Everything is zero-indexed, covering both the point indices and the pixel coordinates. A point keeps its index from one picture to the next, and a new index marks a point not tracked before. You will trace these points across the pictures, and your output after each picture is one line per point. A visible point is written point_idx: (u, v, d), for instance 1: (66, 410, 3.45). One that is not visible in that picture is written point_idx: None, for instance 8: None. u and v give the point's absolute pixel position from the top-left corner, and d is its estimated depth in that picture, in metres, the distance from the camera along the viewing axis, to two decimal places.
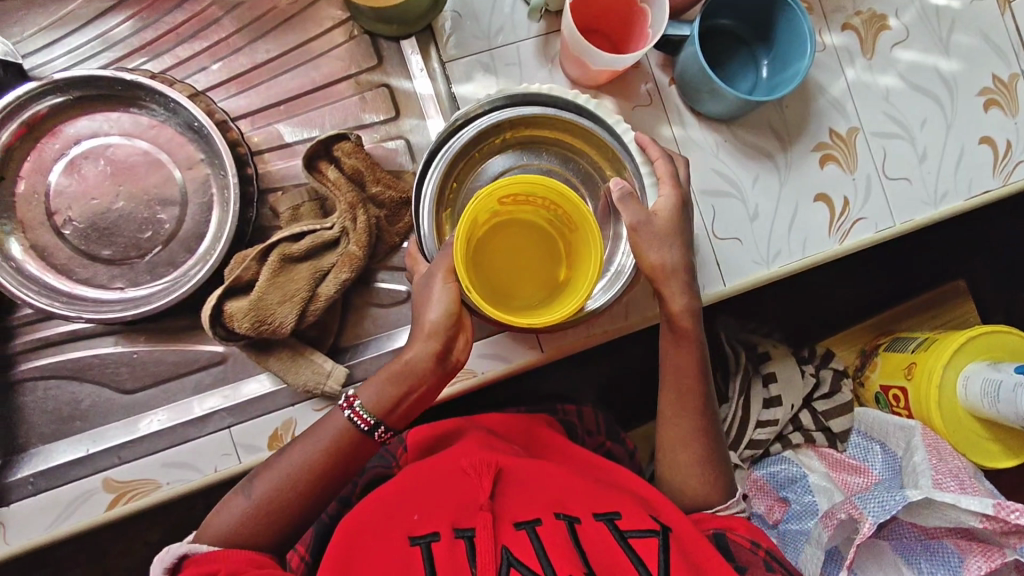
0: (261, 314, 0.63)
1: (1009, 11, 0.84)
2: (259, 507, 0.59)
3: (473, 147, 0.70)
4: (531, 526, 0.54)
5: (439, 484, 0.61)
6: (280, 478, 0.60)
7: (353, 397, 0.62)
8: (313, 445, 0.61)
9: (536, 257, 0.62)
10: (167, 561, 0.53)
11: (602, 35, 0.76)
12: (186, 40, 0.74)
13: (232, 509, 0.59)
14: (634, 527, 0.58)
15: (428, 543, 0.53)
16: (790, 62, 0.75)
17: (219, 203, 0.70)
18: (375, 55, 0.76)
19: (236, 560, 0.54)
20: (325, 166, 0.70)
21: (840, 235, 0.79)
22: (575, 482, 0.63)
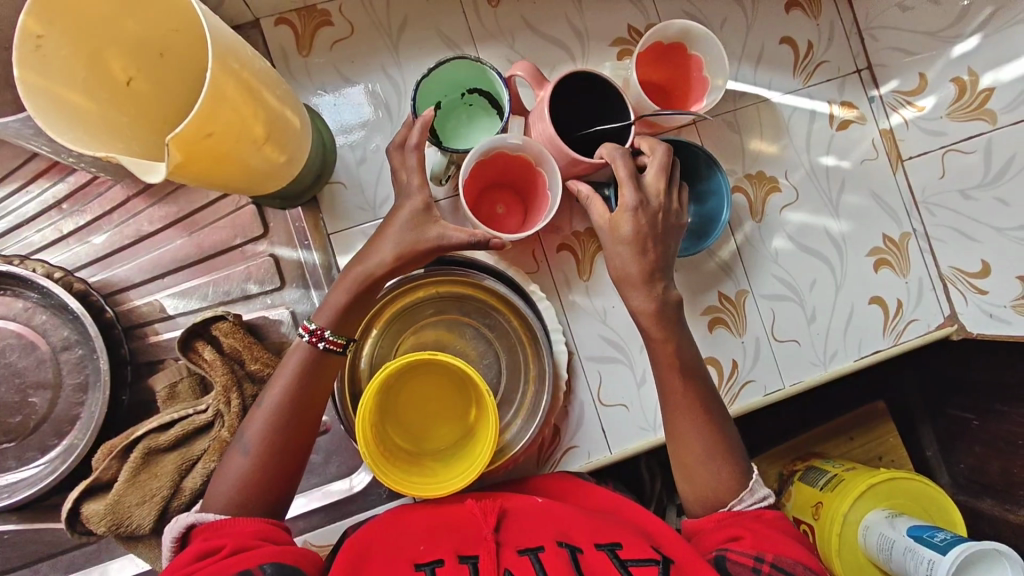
0: (118, 517, 0.63)
1: (901, 169, 0.84)
2: (257, 461, 0.58)
3: (406, 295, 0.74)
4: (534, 553, 0.53)
5: (442, 524, 0.60)
6: (263, 422, 0.59)
7: (320, 330, 0.61)
8: (284, 380, 0.60)
9: (450, 405, 0.70)
10: (177, 532, 0.54)
11: (507, 189, 0.74)
12: (72, 213, 0.75)
13: (232, 471, 0.58)
14: (634, 556, 0.55)
15: (431, 568, 0.52)
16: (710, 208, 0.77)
17: (92, 385, 0.70)
18: (262, 224, 0.76)
19: (247, 530, 0.54)
20: (201, 347, 0.70)
21: (728, 399, 0.79)
22: (581, 518, 0.62)
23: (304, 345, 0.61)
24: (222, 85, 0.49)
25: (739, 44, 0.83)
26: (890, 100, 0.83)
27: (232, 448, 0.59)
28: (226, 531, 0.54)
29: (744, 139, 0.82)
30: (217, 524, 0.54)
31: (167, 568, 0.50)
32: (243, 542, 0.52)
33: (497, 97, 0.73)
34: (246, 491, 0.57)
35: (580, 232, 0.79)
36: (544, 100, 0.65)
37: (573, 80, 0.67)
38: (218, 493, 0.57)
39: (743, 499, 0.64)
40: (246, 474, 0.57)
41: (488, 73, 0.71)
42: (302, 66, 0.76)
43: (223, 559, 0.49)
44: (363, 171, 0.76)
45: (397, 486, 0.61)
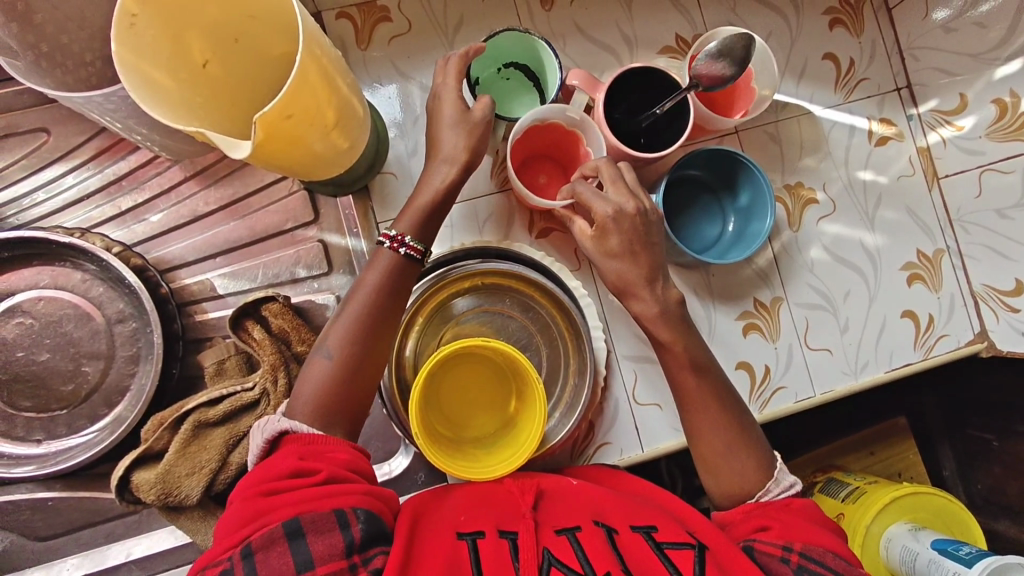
0: (166, 487, 0.64)
1: (937, 187, 0.85)
2: (343, 363, 0.59)
3: (449, 287, 0.75)
4: (572, 533, 0.53)
5: (481, 498, 0.61)
6: (347, 331, 0.61)
7: (401, 236, 0.64)
8: (370, 290, 0.62)
9: (492, 390, 0.72)
10: (268, 434, 0.55)
11: (556, 163, 0.77)
12: (130, 191, 0.77)
13: (318, 373, 0.59)
14: (670, 539, 0.56)
15: (473, 539, 0.53)
16: (753, 219, 0.78)
17: (144, 358, 0.71)
18: (313, 211, 0.78)
19: (338, 457, 0.55)
20: (251, 326, 0.72)
21: (760, 403, 0.81)
22: (616, 501, 0.62)
23: (386, 252, 0.63)
24: (308, 70, 0.51)
25: (783, 57, 0.85)
26: (928, 118, 0.85)
27: (314, 353, 0.60)
28: (319, 447, 0.55)
29: (784, 152, 0.84)
30: (308, 439, 0.55)
31: (261, 472, 0.52)
32: (337, 472, 0.53)
33: (536, 70, 0.76)
34: (329, 401, 0.58)
35: None
36: (599, 103, 0.70)
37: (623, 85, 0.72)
38: (304, 391, 0.58)
39: (769, 490, 0.64)
40: (331, 383, 0.59)
41: (532, 46, 0.74)
42: (360, 59, 0.79)
43: (317, 486, 0.51)
44: (414, 163, 0.79)
45: (444, 468, 0.62)
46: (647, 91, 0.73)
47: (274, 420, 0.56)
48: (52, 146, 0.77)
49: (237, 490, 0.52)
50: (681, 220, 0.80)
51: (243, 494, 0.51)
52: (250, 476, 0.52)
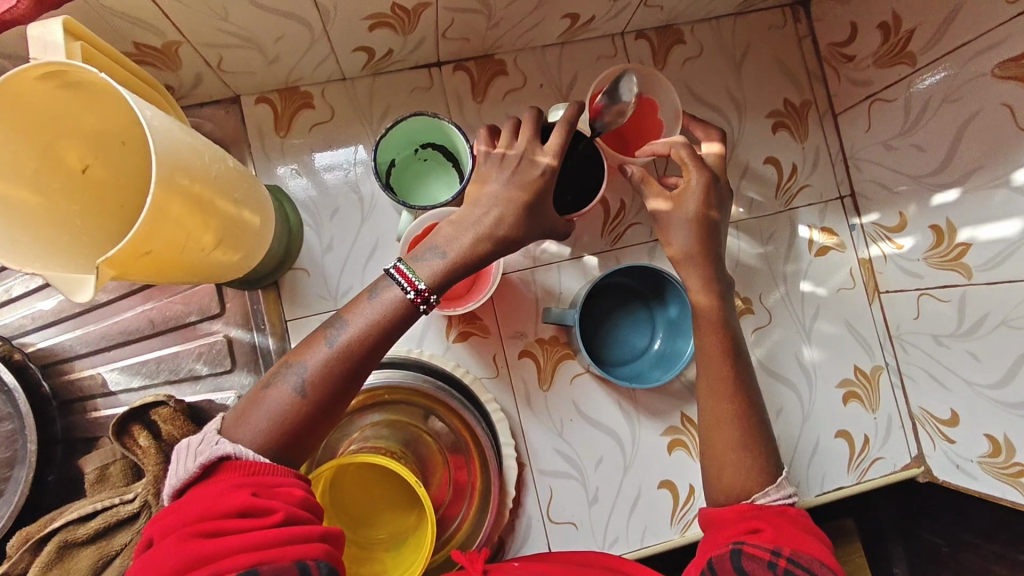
0: None
1: (877, 301, 0.83)
2: (309, 394, 0.51)
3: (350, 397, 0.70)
4: None
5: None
6: (327, 358, 0.53)
7: (425, 293, 0.56)
8: (357, 325, 0.54)
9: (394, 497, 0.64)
10: (205, 458, 0.46)
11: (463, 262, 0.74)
12: (22, 277, 0.73)
13: (278, 398, 0.51)
14: None
15: None
16: (678, 338, 0.74)
17: (18, 463, 0.66)
18: (218, 303, 0.74)
19: (293, 494, 0.46)
20: (136, 432, 0.68)
21: (681, 525, 0.77)
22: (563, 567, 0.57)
23: (402, 297, 0.56)
24: (166, 205, 0.46)
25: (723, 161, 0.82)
26: (870, 231, 0.82)
27: (281, 377, 0.52)
28: (269, 483, 0.46)
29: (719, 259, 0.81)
30: (255, 469, 0.47)
31: (203, 507, 0.42)
32: (295, 513, 0.44)
33: (451, 149, 0.76)
34: (279, 428, 0.50)
35: (545, 339, 0.76)
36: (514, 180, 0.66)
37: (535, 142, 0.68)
38: (253, 416, 0.50)
39: (767, 492, 0.58)
40: (290, 410, 0.51)
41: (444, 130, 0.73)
42: (278, 145, 0.75)
43: (274, 532, 0.42)
44: (328, 260, 0.75)
45: None
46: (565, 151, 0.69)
47: (215, 441, 0.48)
48: None
49: (169, 525, 0.42)
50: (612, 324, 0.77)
51: (177, 531, 0.42)
52: (190, 507, 0.43)
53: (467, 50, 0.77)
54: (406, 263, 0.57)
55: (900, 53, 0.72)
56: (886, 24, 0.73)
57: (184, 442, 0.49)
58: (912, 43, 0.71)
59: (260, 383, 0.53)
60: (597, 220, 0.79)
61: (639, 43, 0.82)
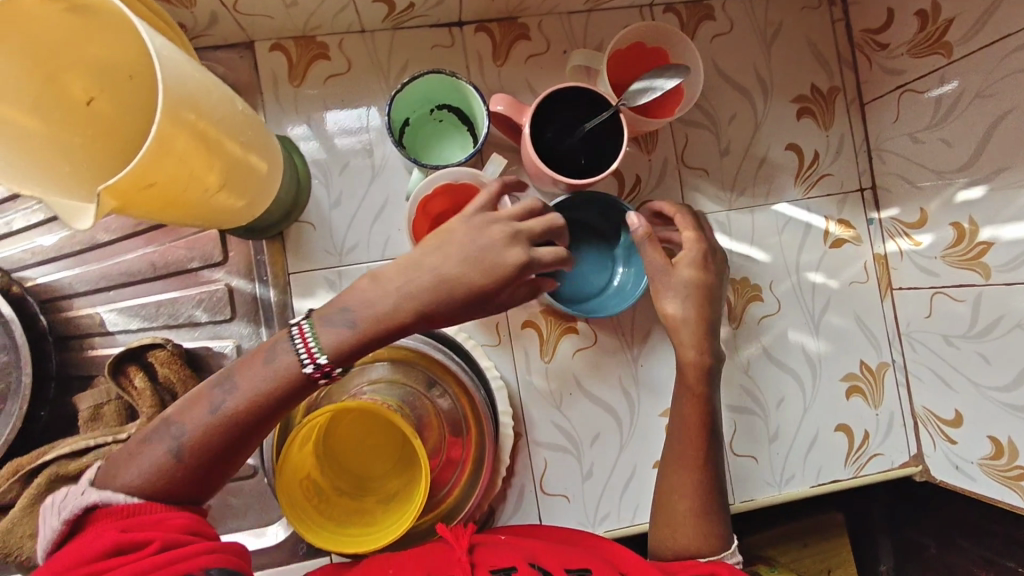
0: (6, 548, 0.59)
1: (889, 298, 0.81)
2: (186, 453, 0.48)
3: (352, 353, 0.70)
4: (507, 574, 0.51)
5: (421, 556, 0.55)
6: (207, 419, 0.48)
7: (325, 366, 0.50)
8: (241, 389, 0.49)
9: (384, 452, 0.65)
10: (69, 512, 0.44)
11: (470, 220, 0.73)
12: (25, 210, 0.72)
13: (151, 455, 0.48)
14: None
15: None
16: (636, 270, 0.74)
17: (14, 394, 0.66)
18: (222, 252, 0.73)
19: (173, 522, 0.45)
20: (133, 372, 0.67)
21: None
22: (549, 548, 0.59)
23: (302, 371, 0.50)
24: (171, 138, 0.45)
25: (744, 143, 0.81)
26: (888, 225, 0.81)
27: (156, 432, 0.49)
28: (142, 521, 0.44)
29: (732, 243, 0.80)
30: (130, 511, 0.45)
31: (69, 556, 0.41)
32: (172, 539, 0.43)
33: (468, 113, 0.75)
34: (150, 477, 0.47)
35: (549, 311, 0.76)
36: (525, 137, 0.65)
37: (563, 96, 0.66)
38: (126, 471, 0.47)
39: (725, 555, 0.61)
40: (159, 474, 0.47)
41: (462, 90, 0.72)
42: (291, 96, 0.74)
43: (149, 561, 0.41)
44: (336, 215, 0.74)
45: (318, 534, 0.56)
46: (576, 115, 0.67)
47: (81, 492, 0.46)
48: None
49: None
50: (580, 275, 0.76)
51: None
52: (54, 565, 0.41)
53: (491, 10, 0.74)
54: (309, 322, 0.51)
55: (936, 43, 0.70)
56: (924, 11, 0.71)
57: (56, 492, 0.47)
58: (949, 34, 0.68)
59: (142, 433, 0.49)
60: (612, 192, 0.78)
61: (668, 15, 0.80)
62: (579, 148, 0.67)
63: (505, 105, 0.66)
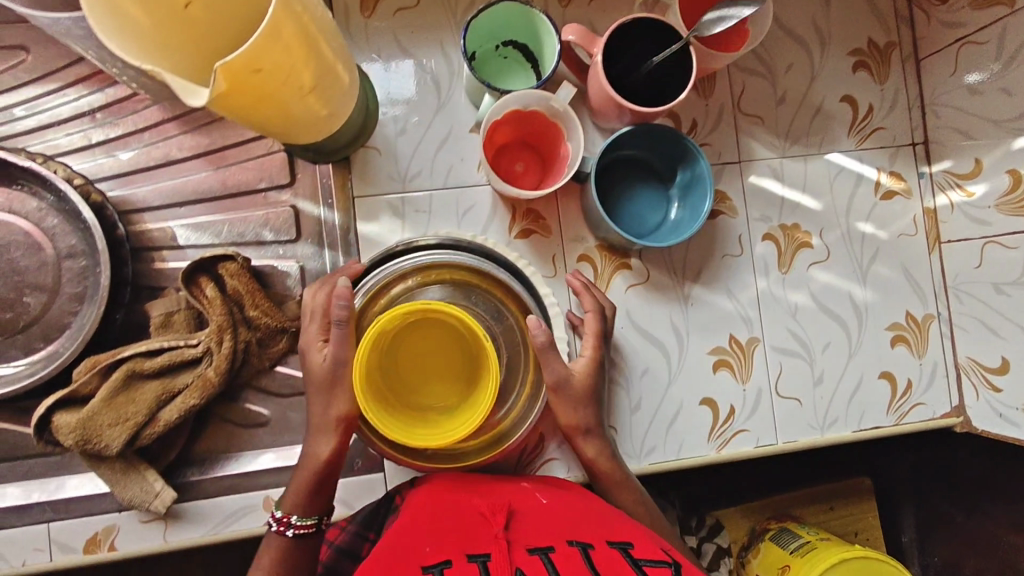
0: (87, 433, 0.63)
1: (937, 251, 0.83)
2: (324, 462, 0.62)
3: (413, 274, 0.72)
4: (546, 553, 0.46)
5: (458, 522, 0.54)
6: (326, 431, 0.62)
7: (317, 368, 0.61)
8: (323, 393, 0.62)
9: (442, 368, 0.65)
10: None
11: (533, 153, 0.75)
12: (103, 125, 0.74)
13: (299, 486, 0.62)
14: (648, 558, 0.49)
15: (438, 570, 0.45)
16: (692, 203, 0.75)
17: (90, 297, 0.69)
18: (289, 174, 0.75)
19: None
20: (204, 282, 0.69)
21: (718, 442, 0.78)
22: (587, 527, 0.54)
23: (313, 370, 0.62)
24: (280, 28, 0.47)
25: (801, 93, 0.82)
26: (939, 178, 0.82)
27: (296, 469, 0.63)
28: None
29: (785, 189, 0.81)
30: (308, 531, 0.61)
31: None
32: None
33: (534, 49, 0.76)
34: (303, 492, 0.62)
35: (603, 246, 0.78)
36: (598, 66, 0.67)
37: (634, 30, 0.68)
38: (298, 494, 0.62)
39: None
40: (317, 494, 0.62)
41: (530, 24, 0.73)
42: (362, 26, 0.76)
43: None
44: (401, 143, 0.75)
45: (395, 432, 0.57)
46: (646, 49, 0.69)
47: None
48: (29, 65, 0.74)
49: None
50: (614, 204, 0.76)
51: None
52: None
53: None
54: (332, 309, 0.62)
55: None
56: None
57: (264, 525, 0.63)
58: None
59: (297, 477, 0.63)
60: None
61: None
62: (644, 85, 0.69)
63: (580, 34, 0.68)
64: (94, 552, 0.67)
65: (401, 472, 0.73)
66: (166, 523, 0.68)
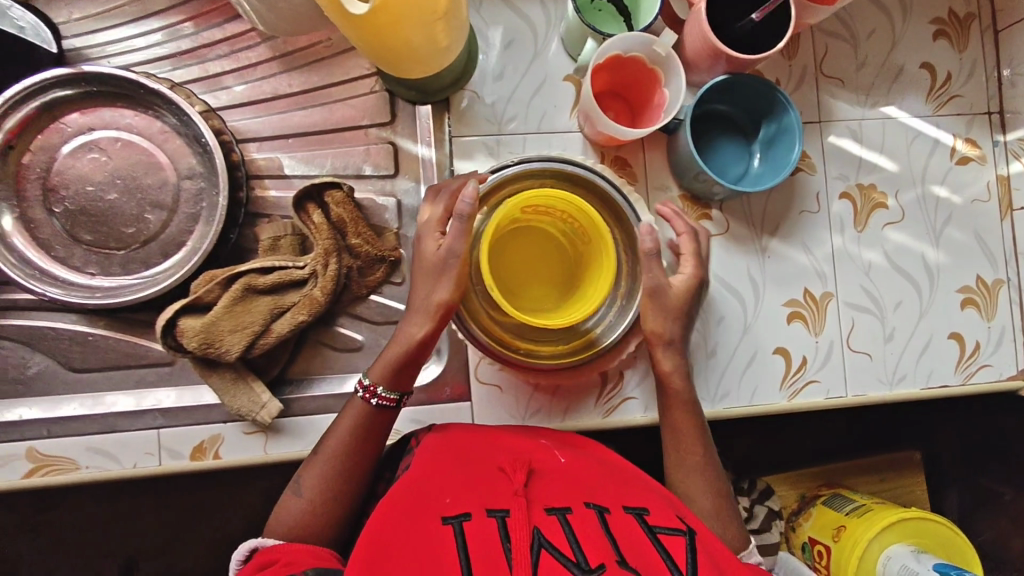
0: (209, 338, 0.67)
1: (1009, 218, 0.85)
2: (415, 340, 0.65)
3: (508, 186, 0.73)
4: (563, 514, 0.50)
5: (481, 469, 0.56)
6: (425, 311, 0.65)
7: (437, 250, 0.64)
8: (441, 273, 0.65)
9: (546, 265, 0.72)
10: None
11: (624, 102, 0.78)
12: (219, 58, 0.78)
13: (391, 356, 0.65)
14: (662, 524, 0.53)
15: (462, 523, 0.49)
16: (778, 155, 0.78)
17: (205, 217, 0.73)
18: (390, 113, 0.79)
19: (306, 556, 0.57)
20: (312, 209, 0.73)
21: (790, 391, 0.80)
22: (602, 481, 0.58)
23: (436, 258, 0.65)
24: None
25: (881, 58, 0.84)
26: (1014, 147, 0.84)
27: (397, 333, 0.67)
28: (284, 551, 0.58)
29: (862, 151, 0.84)
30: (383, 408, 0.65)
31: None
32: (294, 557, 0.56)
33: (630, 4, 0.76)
34: (391, 367, 0.65)
35: (686, 196, 0.80)
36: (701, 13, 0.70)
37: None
38: (388, 359, 0.66)
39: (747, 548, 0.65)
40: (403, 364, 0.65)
41: None
42: None
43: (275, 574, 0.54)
44: (498, 87, 0.79)
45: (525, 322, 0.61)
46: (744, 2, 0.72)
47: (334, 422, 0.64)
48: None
49: None
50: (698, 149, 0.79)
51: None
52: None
53: None
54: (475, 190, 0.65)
55: None
56: None
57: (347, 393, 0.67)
58: None
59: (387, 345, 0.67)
60: None
61: None
62: (738, 38, 0.73)
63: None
64: (200, 459, 0.70)
65: (487, 402, 0.76)
66: (266, 436, 0.71)
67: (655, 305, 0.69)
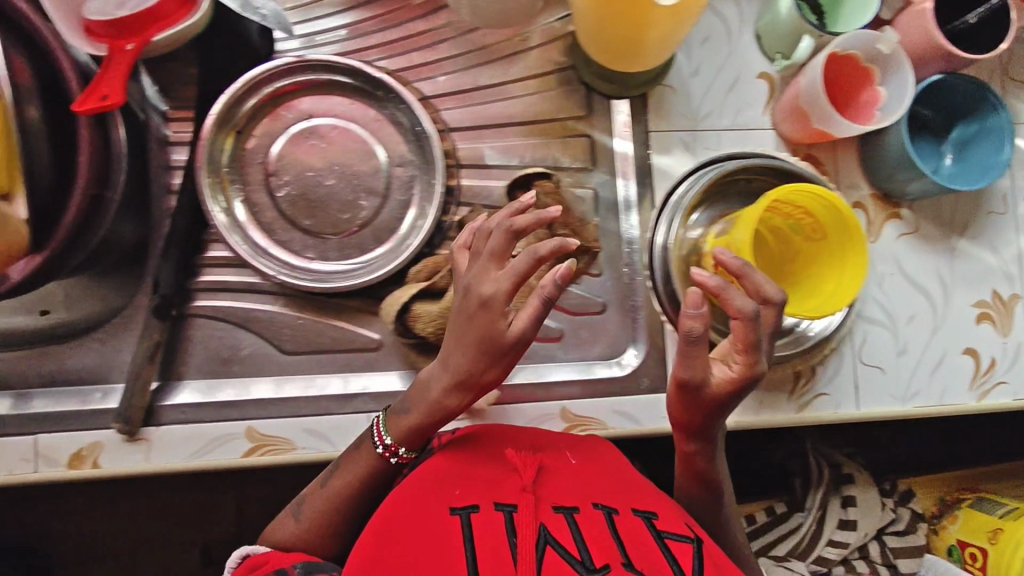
0: (445, 323, 0.69)
1: None
2: (436, 411, 0.60)
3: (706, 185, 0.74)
4: (571, 512, 0.50)
5: (483, 464, 0.57)
6: (452, 378, 0.58)
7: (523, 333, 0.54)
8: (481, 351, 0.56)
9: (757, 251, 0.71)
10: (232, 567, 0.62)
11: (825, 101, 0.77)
12: (421, 49, 0.79)
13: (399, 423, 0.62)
14: (669, 529, 0.53)
15: (468, 514, 0.50)
16: (980, 153, 0.77)
17: (417, 205, 0.74)
18: (586, 106, 0.80)
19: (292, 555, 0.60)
20: (522, 198, 0.74)
21: (980, 392, 0.80)
22: (571, 467, 0.58)
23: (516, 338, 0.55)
24: None
25: None
26: None
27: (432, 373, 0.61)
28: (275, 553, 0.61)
29: None
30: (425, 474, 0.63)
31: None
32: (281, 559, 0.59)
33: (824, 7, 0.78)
34: (413, 429, 0.62)
35: (879, 194, 0.80)
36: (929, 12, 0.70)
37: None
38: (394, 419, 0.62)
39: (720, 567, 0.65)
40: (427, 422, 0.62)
41: None
42: None
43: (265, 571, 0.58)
44: (695, 82, 0.79)
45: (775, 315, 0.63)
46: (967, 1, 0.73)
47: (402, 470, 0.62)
48: None
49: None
50: None
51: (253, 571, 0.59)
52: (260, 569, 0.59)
53: None
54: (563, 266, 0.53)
55: None
56: None
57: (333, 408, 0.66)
58: None
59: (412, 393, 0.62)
60: None
61: None
62: (955, 36, 0.73)
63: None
64: None
65: None
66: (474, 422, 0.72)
67: (686, 399, 0.57)
